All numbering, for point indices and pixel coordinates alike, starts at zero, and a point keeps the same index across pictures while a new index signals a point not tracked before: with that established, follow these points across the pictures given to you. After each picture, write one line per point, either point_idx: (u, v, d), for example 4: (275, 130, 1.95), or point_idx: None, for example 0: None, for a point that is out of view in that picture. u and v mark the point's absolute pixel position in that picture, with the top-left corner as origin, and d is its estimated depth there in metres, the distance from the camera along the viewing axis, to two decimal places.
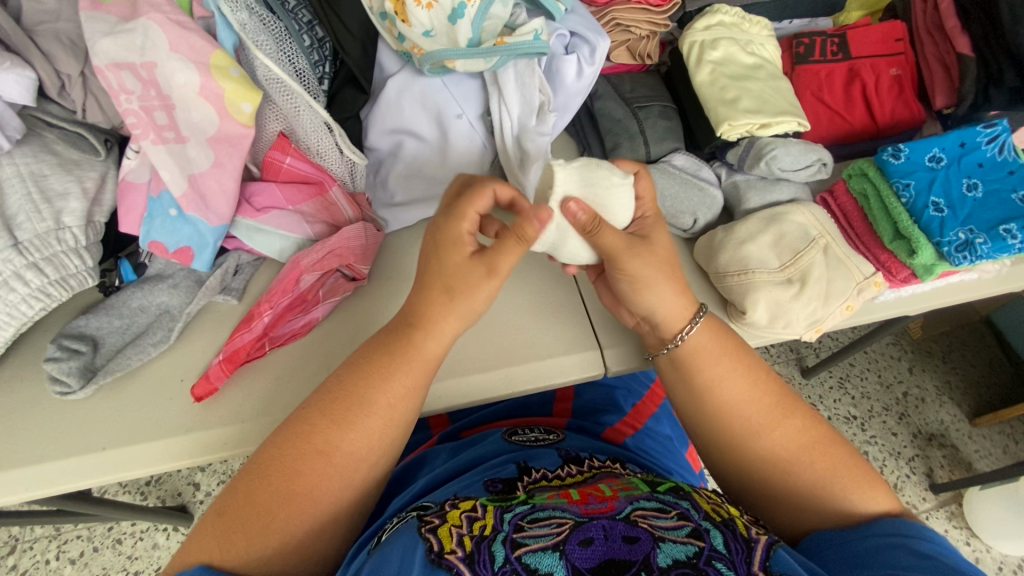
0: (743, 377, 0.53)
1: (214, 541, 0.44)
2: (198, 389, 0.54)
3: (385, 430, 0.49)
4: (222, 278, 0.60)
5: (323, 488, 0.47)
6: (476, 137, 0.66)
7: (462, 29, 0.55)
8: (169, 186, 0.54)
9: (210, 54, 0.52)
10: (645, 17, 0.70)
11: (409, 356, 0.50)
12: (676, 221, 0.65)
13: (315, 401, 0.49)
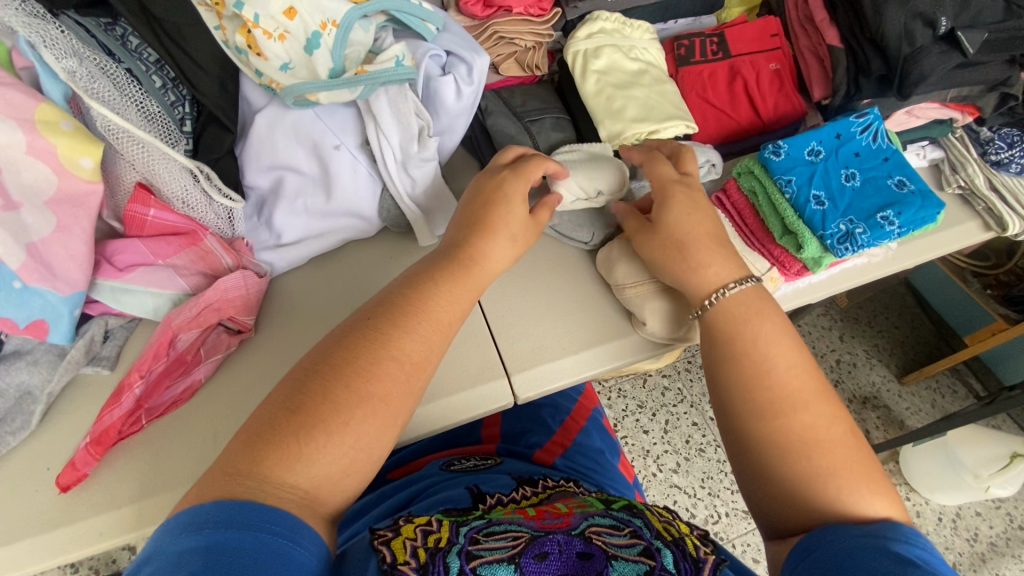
0: (785, 336, 0.50)
1: (269, 438, 0.38)
2: (62, 478, 0.49)
3: (441, 340, 0.47)
4: (88, 348, 0.55)
5: (390, 392, 0.43)
6: (360, 167, 0.62)
7: (320, 59, 0.52)
8: (4, 259, 0.48)
9: (34, 110, 0.47)
10: (528, 28, 0.69)
11: (460, 272, 0.50)
12: (574, 236, 0.66)
13: (371, 311, 0.47)
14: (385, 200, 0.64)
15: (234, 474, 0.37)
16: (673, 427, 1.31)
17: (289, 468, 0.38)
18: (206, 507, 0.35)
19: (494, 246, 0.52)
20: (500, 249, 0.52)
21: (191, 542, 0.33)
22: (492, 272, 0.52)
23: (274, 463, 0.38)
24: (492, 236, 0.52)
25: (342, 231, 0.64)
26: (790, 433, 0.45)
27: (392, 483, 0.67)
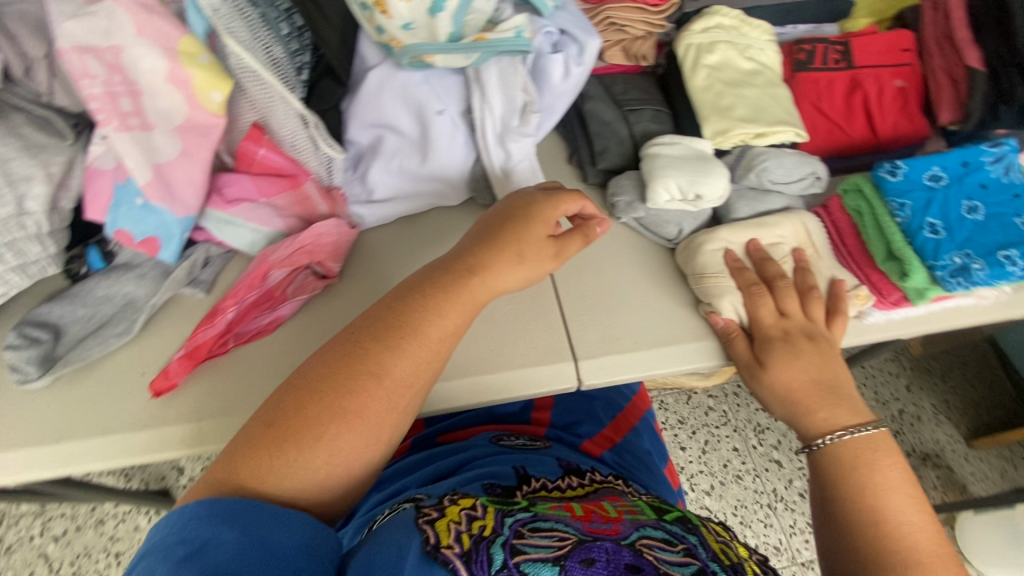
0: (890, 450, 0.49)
1: (255, 448, 0.42)
2: (157, 384, 0.52)
3: (431, 363, 0.48)
4: (189, 270, 0.59)
5: (373, 411, 0.45)
6: (458, 135, 0.63)
7: (442, 23, 0.53)
8: (134, 175, 0.52)
9: (177, 41, 0.50)
10: (640, 17, 0.68)
11: (460, 293, 0.50)
12: (659, 229, 0.64)
13: (361, 327, 0.48)
14: (476, 169, 0.65)
15: (221, 479, 0.41)
16: (711, 448, 1.27)
17: (271, 478, 0.42)
18: (201, 500, 0.40)
19: (497, 263, 0.52)
20: (505, 266, 0.52)
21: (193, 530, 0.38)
22: (494, 290, 0.52)
23: (252, 473, 0.42)
24: (501, 254, 0.52)
25: (432, 195, 0.66)
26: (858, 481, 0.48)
27: (437, 446, 0.69)
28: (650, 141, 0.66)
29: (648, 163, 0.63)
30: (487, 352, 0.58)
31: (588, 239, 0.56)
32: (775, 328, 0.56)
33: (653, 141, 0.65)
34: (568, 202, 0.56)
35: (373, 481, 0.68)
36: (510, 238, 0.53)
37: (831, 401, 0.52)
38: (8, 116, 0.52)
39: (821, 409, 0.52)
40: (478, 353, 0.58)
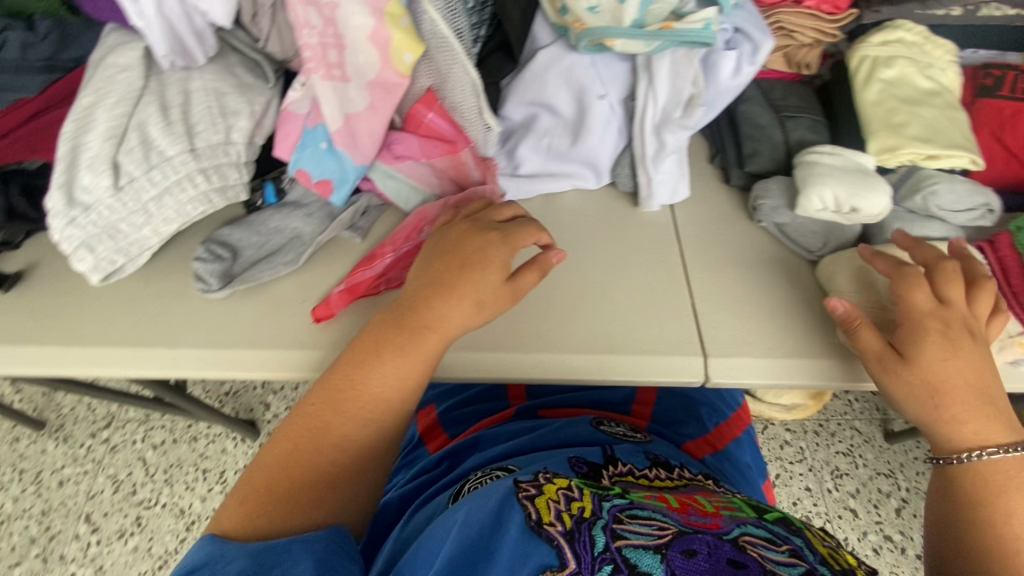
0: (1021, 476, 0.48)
1: (241, 515, 0.48)
2: (317, 311, 0.58)
3: (382, 416, 0.53)
4: (352, 216, 0.65)
5: (324, 453, 0.51)
6: (614, 121, 0.64)
7: (629, 9, 0.55)
8: (328, 121, 0.59)
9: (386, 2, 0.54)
10: (813, 24, 0.66)
11: (409, 347, 0.53)
12: (801, 239, 0.62)
13: (317, 399, 0.52)
14: (624, 157, 0.66)
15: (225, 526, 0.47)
16: (783, 483, 1.22)
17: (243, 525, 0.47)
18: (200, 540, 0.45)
19: (451, 308, 0.53)
20: (462, 312, 0.53)
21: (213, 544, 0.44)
22: (450, 337, 0.53)
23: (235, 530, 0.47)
24: (455, 299, 0.53)
25: (573, 178, 0.67)
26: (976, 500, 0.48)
27: (537, 418, 0.71)
28: (807, 149, 0.64)
29: (801, 171, 0.61)
30: (617, 333, 0.59)
31: (544, 272, 0.55)
32: (930, 314, 0.52)
33: (808, 152, 0.63)
34: (522, 235, 0.56)
35: (463, 439, 0.70)
36: (459, 280, 0.54)
37: (987, 431, 0.49)
38: (226, 56, 0.59)
39: (971, 420, 0.50)
40: (608, 332, 0.59)
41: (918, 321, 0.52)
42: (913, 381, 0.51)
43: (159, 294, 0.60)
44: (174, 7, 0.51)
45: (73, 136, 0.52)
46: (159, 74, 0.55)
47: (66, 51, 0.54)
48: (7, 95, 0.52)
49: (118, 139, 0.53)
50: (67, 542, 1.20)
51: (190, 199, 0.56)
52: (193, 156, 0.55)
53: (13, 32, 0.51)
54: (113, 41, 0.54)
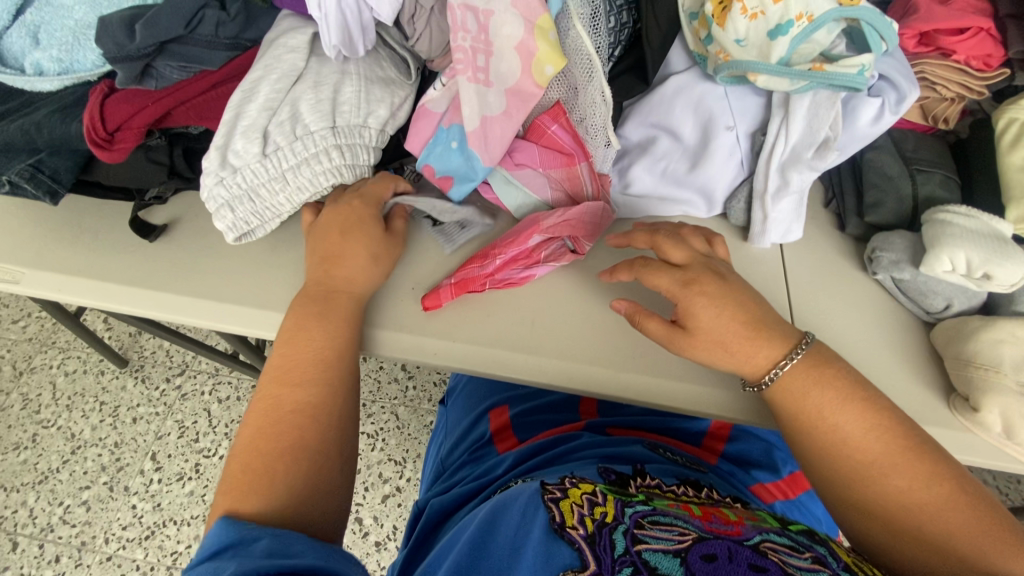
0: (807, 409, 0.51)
1: (239, 500, 0.47)
2: (428, 300, 0.61)
3: (314, 365, 0.54)
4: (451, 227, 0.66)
5: (291, 404, 0.52)
6: (738, 154, 0.64)
7: (779, 46, 0.54)
8: (465, 121, 0.61)
9: (539, 16, 0.56)
10: (959, 79, 0.65)
11: (329, 309, 0.57)
12: (923, 300, 0.60)
13: (271, 383, 0.54)
14: (741, 190, 0.65)
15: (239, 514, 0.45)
16: None
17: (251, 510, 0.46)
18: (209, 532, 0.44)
19: (358, 266, 0.59)
20: (361, 267, 0.59)
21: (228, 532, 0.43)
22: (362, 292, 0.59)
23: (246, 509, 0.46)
24: (346, 259, 0.59)
25: (684, 204, 0.67)
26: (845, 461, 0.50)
27: (607, 436, 0.71)
28: (937, 207, 0.62)
29: (935, 227, 0.59)
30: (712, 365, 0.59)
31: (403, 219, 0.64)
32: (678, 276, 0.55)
33: (944, 207, 0.60)
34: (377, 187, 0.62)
35: (531, 445, 0.71)
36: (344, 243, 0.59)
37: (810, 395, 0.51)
38: (377, 51, 0.63)
39: (812, 386, 0.52)
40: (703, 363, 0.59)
41: (740, 297, 0.54)
42: (708, 347, 0.53)
43: (283, 263, 0.64)
44: (351, 3, 0.55)
45: (238, 105, 0.57)
46: (320, 60, 0.60)
47: (248, 31, 0.57)
48: (193, 67, 0.55)
49: (272, 112, 0.57)
50: (132, 476, 1.29)
51: (325, 171, 0.60)
52: (333, 133, 0.58)
53: (210, 10, 0.54)
54: (287, 26, 0.59)
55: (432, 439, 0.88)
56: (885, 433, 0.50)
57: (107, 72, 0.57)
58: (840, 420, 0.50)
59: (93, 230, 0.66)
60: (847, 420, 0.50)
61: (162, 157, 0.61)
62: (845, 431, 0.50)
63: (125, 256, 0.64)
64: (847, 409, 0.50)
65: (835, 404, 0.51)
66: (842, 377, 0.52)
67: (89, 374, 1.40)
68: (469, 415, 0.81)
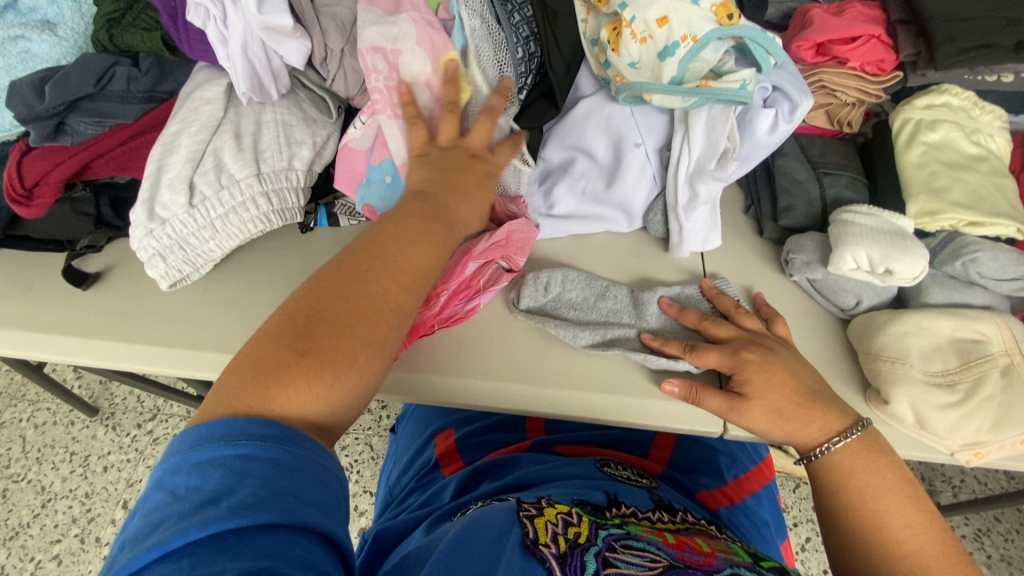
0: (886, 491, 0.50)
1: (251, 389, 0.39)
2: None
3: (422, 283, 0.48)
4: (539, 292, 0.64)
5: (375, 294, 0.45)
6: (650, 169, 0.66)
7: (668, 66, 0.57)
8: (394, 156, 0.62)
9: (443, 52, 0.60)
10: (857, 84, 0.67)
11: (437, 224, 0.51)
12: (835, 298, 0.62)
13: (361, 261, 0.46)
14: (656, 204, 0.68)
15: (252, 408, 0.38)
16: (813, 548, 1.08)
17: (289, 405, 0.39)
18: (181, 435, 0.37)
19: (463, 205, 0.55)
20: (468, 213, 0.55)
21: (222, 449, 0.36)
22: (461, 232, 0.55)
23: (280, 399, 0.39)
24: (466, 200, 0.55)
25: (606, 221, 0.69)
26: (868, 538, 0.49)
27: (550, 454, 0.71)
28: (843, 207, 0.64)
29: (839, 227, 0.61)
30: (636, 376, 0.59)
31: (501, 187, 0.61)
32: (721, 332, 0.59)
33: (849, 209, 0.62)
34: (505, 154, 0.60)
35: (478, 467, 0.71)
36: (473, 189, 0.56)
37: (857, 461, 0.52)
38: (296, 93, 0.65)
39: (816, 418, 0.54)
40: (628, 374, 0.59)
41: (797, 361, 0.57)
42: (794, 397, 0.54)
43: (213, 303, 0.65)
44: (257, 51, 0.57)
45: (159, 158, 0.59)
46: (238, 106, 0.62)
47: (163, 84, 0.60)
48: (107, 121, 0.57)
49: (196, 162, 0.59)
50: (104, 526, 1.27)
51: (252, 219, 0.62)
52: (258, 180, 0.60)
53: (120, 66, 0.57)
54: (201, 78, 0.61)
55: (384, 466, 0.88)
56: (927, 530, 0.48)
57: (25, 131, 0.59)
58: (880, 506, 0.50)
59: (29, 282, 0.67)
60: (885, 500, 0.50)
61: (88, 208, 0.63)
62: (887, 521, 0.49)
63: (60, 307, 0.65)
64: (885, 500, 0.50)
65: (881, 491, 0.50)
66: (886, 470, 0.51)
67: (58, 426, 1.39)
68: (418, 441, 0.82)
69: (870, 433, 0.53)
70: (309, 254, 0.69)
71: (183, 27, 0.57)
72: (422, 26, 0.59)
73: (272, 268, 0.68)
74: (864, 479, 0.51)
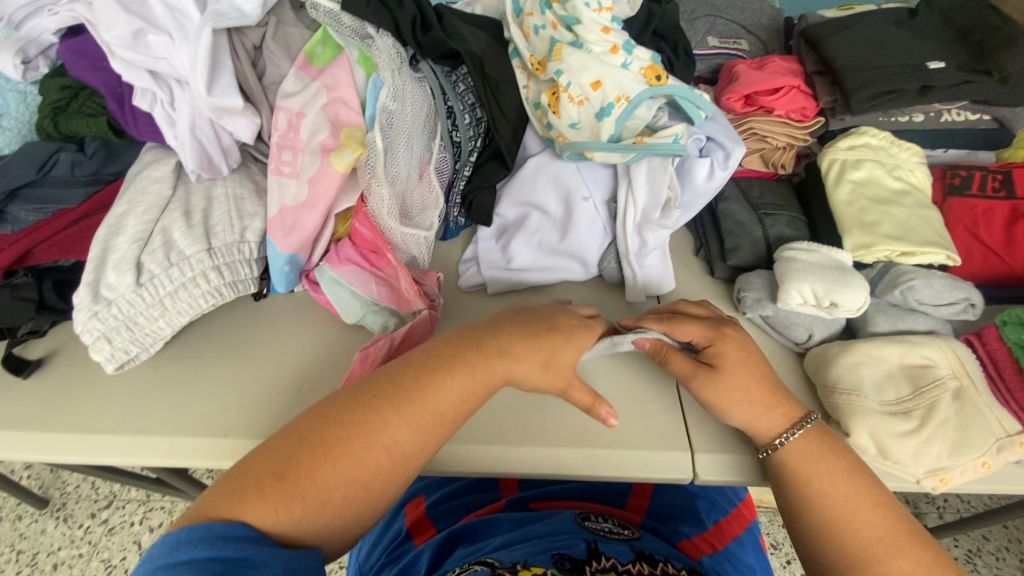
0: (849, 475, 0.50)
1: (236, 497, 0.42)
2: None
3: (438, 431, 0.49)
4: None
5: (384, 434, 0.46)
6: (600, 221, 0.68)
7: (606, 126, 0.60)
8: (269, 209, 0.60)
9: (348, 125, 0.61)
10: (785, 130, 0.72)
11: (467, 375, 0.49)
12: (788, 332, 0.63)
13: (380, 417, 0.47)
14: (610, 252, 0.70)
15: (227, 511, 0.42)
16: None
17: (266, 521, 0.42)
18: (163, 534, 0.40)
19: (526, 357, 0.50)
20: (528, 367, 0.50)
21: (197, 554, 0.38)
22: (507, 379, 0.51)
23: (253, 512, 0.42)
24: (529, 346, 0.50)
25: (562, 271, 0.70)
26: (838, 530, 0.48)
27: (526, 513, 0.68)
28: (785, 245, 0.66)
29: (783, 265, 0.63)
30: (604, 428, 0.59)
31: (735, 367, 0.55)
32: None
33: (790, 247, 0.65)
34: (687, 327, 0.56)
35: (448, 534, 0.67)
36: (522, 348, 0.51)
37: (809, 449, 0.51)
38: (248, 167, 0.65)
39: None
40: (596, 426, 0.59)
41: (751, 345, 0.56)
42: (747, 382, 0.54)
43: (166, 382, 0.63)
44: (206, 130, 0.58)
45: (104, 240, 0.58)
46: (187, 183, 0.62)
47: (109, 166, 0.60)
48: (49, 207, 0.57)
49: (143, 242, 0.58)
50: None
51: (202, 293, 0.61)
52: (209, 255, 0.59)
53: (63, 153, 0.56)
54: (149, 158, 0.61)
55: (353, 542, 0.83)
56: (890, 513, 0.48)
57: None
58: (847, 491, 0.49)
59: None
60: (849, 484, 0.49)
61: (30, 293, 0.61)
62: (855, 505, 0.48)
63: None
64: (849, 486, 0.49)
65: (841, 475, 0.50)
66: (842, 455, 0.51)
67: (4, 523, 1.28)
68: (388, 511, 0.78)
69: (820, 424, 0.53)
70: (263, 326, 0.68)
71: (130, 111, 0.57)
72: (331, 94, 0.60)
73: (225, 342, 0.66)
74: (828, 465, 0.50)
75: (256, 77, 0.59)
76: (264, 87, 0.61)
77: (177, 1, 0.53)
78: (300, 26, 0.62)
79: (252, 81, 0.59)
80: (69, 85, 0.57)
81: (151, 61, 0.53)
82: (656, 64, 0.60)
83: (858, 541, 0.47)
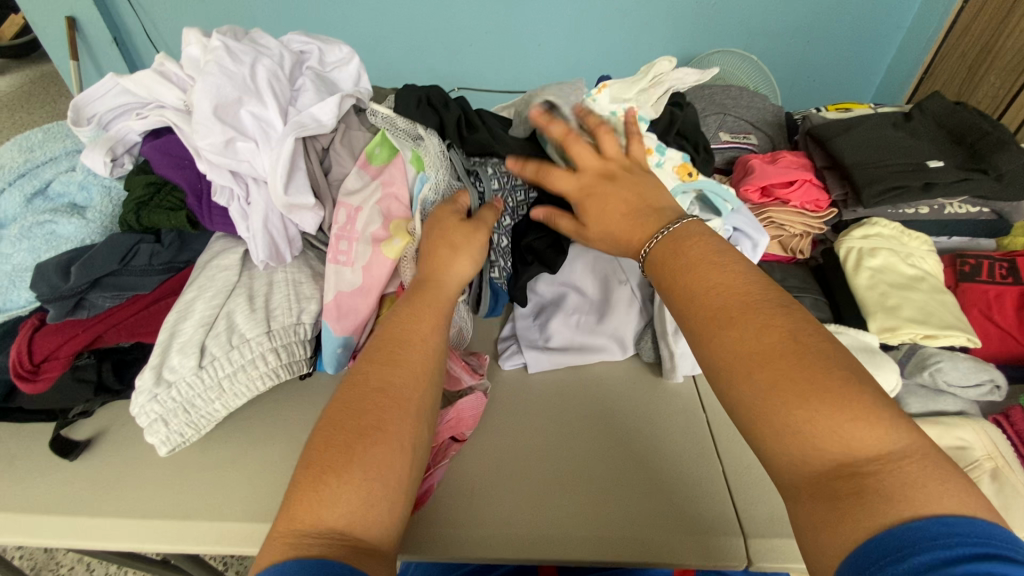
0: (721, 266, 0.46)
1: (296, 502, 0.41)
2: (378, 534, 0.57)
3: (429, 361, 0.50)
4: (530, 338, 0.74)
5: (393, 380, 0.47)
6: (636, 303, 0.73)
7: None
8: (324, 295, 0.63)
9: (399, 217, 0.65)
10: (801, 220, 0.78)
11: (428, 295, 0.54)
12: None
13: (368, 358, 0.49)
14: (644, 331, 0.74)
15: (289, 527, 0.40)
16: None
17: (332, 516, 0.40)
18: None
19: (449, 260, 0.57)
20: (458, 263, 0.57)
21: None
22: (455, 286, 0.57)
23: (312, 508, 0.40)
24: (449, 255, 0.57)
25: (600, 351, 0.73)
26: (705, 317, 0.44)
27: None
28: None
29: None
30: (653, 509, 0.59)
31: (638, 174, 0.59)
32: None
33: None
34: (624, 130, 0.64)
35: None
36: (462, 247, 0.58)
37: (682, 233, 0.50)
38: (306, 253, 0.69)
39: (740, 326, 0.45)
40: (645, 509, 0.59)
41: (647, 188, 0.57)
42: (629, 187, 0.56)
43: (212, 464, 0.63)
44: (276, 223, 0.62)
45: (173, 324, 0.61)
46: (251, 270, 0.66)
47: (181, 254, 0.64)
48: (126, 293, 0.60)
49: (208, 326, 0.61)
50: None
51: (261, 374, 0.63)
52: (269, 337, 0.61)
53: (144, 244, 0.61)
54: (218, 247, 0.66)
55: None
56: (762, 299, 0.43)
57: (38, 305, 0.61)
58: (713, 267, 0.46)
59: (7, 458, 0.64)
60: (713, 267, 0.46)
61: (90, 374, 0.63)
62: (720, 286, 0.44)
63: (42, 482, 0.61)
64: (715, 265, 0.46)
65: (710, 262, 0.47)
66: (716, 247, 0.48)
67: None
68: None
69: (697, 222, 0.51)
70: (308, 405, 0.69)
71: (207, 206, 0.62)
72: (387, 189, 0.66)
73: (272, 422, 0.67)
74: (700, 265, 0.47)
75: (324, 175, 0.65)
76: (329, 182, 0.66)
77: (264, 112, 0.59)
78: (363, 129, 0.68)
79: (320, 179, 0.64)
80: (154, 181, 0.62)
81: (236, 163, 0.58)
82: (686, 162, 0.68)
83: (693, 319, 0.44)
